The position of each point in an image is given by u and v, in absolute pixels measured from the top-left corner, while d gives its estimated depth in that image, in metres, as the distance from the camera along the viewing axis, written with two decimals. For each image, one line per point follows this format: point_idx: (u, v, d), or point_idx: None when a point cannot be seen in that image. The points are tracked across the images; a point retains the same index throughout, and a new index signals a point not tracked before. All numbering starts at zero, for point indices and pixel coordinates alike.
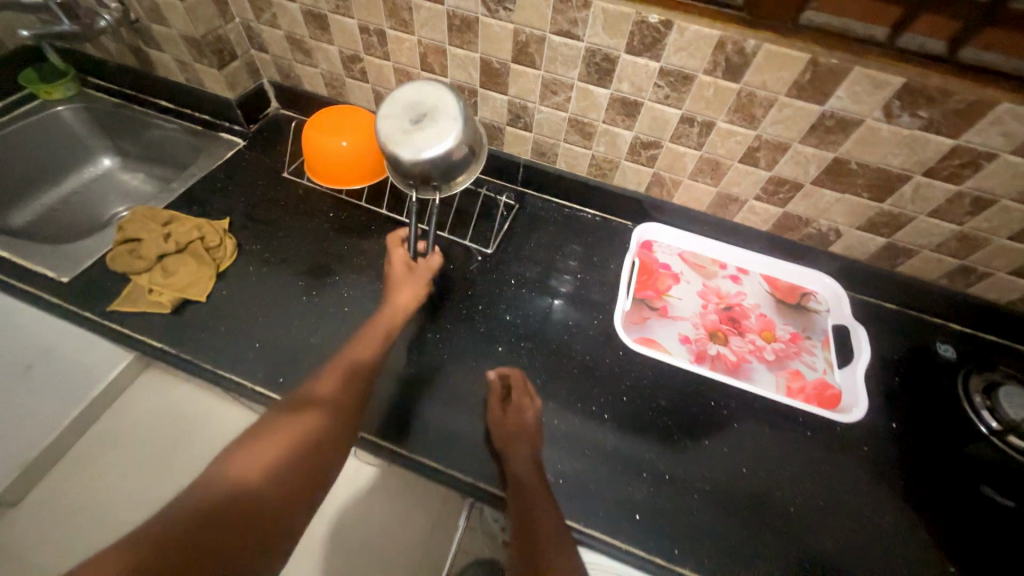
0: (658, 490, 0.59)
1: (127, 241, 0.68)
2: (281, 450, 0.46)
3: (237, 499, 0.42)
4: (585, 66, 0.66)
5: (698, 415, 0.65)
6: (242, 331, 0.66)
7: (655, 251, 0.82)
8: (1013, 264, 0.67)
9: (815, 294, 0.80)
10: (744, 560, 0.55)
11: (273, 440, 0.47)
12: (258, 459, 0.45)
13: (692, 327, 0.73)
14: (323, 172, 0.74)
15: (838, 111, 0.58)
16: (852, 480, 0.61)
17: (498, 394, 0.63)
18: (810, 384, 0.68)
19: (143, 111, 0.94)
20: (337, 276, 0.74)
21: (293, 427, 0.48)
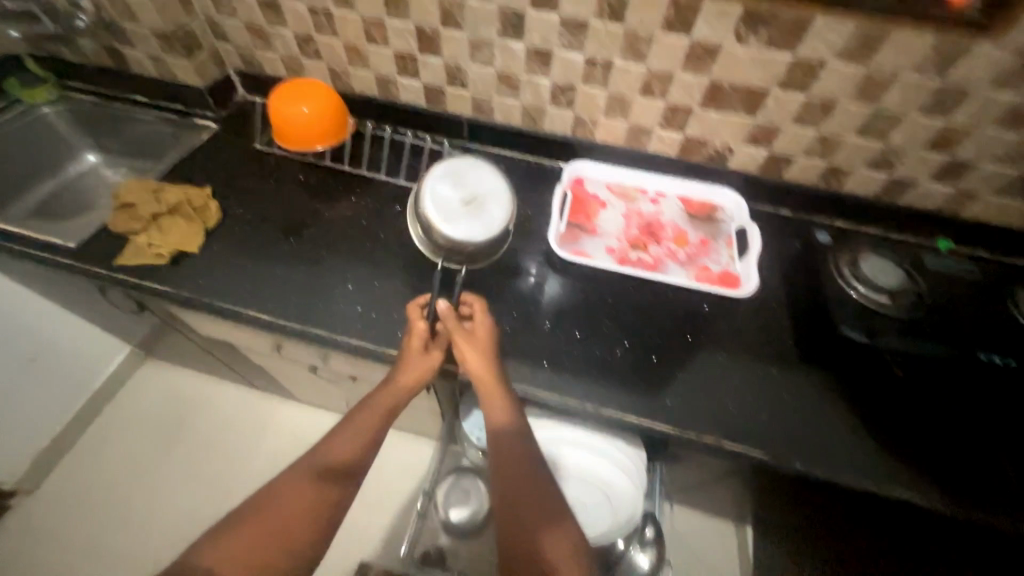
0: (591, 359, 0.74)
1: (126, 207, 0.80)
2: (299, 515, 0.58)
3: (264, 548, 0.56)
4: (502, 24, 0.79)
5: (620, 303, 0.80)
6: (234, 272, 0.78)
7: (586, 185, 0.95)
8: (867, 159, 0.82)
9: (722, 207, 0.93)
10: (654, 399, 0.71)
11: (293, 506, 0.59)
12: (280, 522, 0.57)
13: (616, 240, 0.87)
14: (290, 136, 0.87)
15: (702, 39, 0.73)
16: (743, 335, 0.78)
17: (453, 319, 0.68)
18: (714, 273, 0.83)
19: (121, 107, 1.04)
20: (310, 224, 0.86)
21: (314, 497, 0.60)
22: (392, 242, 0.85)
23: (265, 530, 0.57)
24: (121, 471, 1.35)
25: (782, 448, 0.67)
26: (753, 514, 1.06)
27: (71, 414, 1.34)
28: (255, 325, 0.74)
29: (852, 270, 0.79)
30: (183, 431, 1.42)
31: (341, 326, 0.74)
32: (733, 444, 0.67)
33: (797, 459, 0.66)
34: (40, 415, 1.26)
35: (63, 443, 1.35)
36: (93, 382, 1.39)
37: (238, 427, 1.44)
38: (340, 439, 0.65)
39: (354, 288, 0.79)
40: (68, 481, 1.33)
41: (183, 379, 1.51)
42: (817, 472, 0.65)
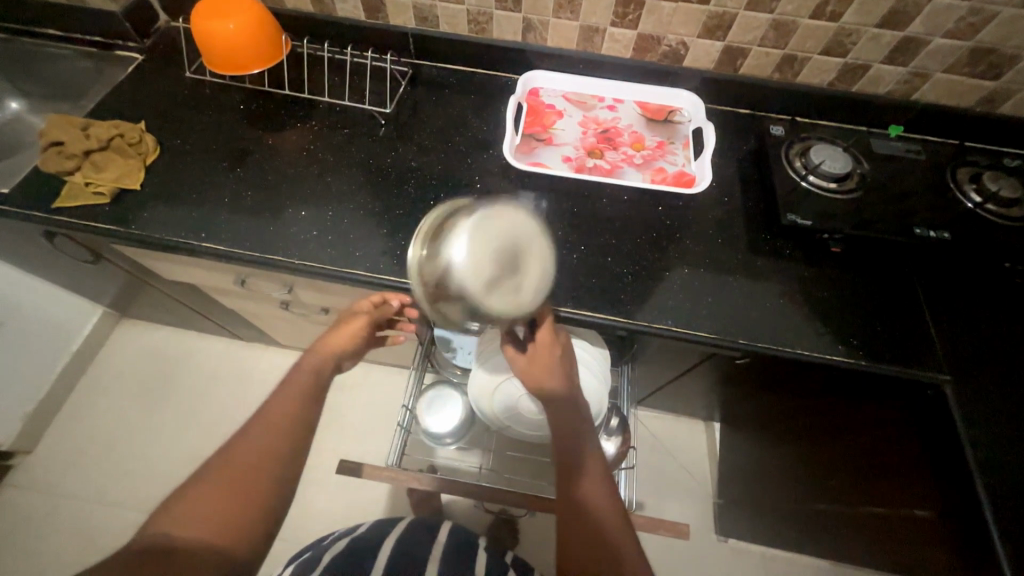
0: (550, 265, 0.75)
1: (53, 144, 0.75)
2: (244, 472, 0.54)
3: (210, 508, 0.50)
4: None
5: (578, 209, 0.80)
6: (179, 207, 0.76)
7: (542, 95, 0.92)
8: (821, 44, 0.80)
9: (679, 110, 0.91)
10: (612, 296, 0.73)
11: (238, 464, 0.54)
12: (228, 478, 0.53)
13: (573, 149, 0.86)
14: (220, 58, 0.80)
15: None
16: (694, 232, 0.80)
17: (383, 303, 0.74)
18: (670, 175, 0.83)
19: (35, 43, 0.96)
20: (256, 154, 0.83)
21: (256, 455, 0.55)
22: (343, 166, 0.83)
23: (210, 490, 0.51)
24: (114, 427, 1.38)
25: (728, 330, 0.72)
26: (717, 409, 1.14)
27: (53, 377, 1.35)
28: (209, 254, 0.73)
29: (804, 160, 0.80)
30: (170, 386, 1.44)
31: (299, 251, 0.74)
32: (686, 330, 0.71)
33: (742, 336, 0.71)
34: (21, 379, 1.27)
35: (51, 405, 1.37)
36: (71, 343, 1.39)
37: (224, 378, 1.46)
38: (279, 399, 0.62)
39: (308, 214, 0.78)
40: (62, 441, 1.35)
41: (163, 336, 1.51)
42: (759, 346, 0.71)
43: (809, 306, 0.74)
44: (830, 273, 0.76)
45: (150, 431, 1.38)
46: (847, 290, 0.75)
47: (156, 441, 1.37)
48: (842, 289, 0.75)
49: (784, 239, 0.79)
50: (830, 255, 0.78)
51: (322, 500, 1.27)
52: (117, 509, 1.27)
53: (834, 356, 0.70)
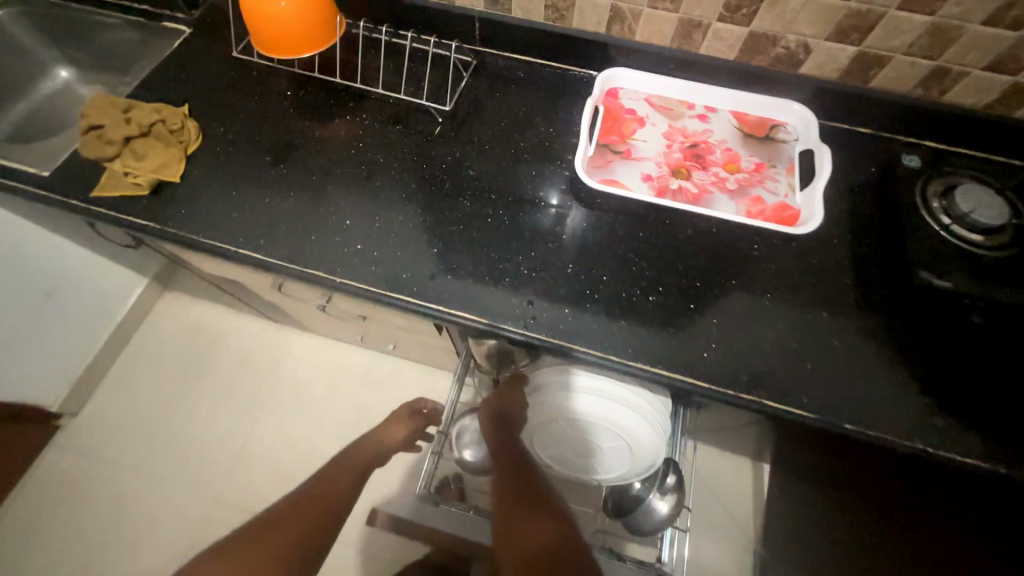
0: (620, 306, 0.65)
1: (93, 128, 0.70)
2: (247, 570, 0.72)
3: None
4: None
5: (660, 242, 0.70)
6: (216, 205, 0.70)
7: (621, 98, 0.80)
8: (988, 57, 0.64)
9: (784, 125, 0.77)
10: (690, 350, 0.63)
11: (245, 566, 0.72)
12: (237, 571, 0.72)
13: (655, 166, 0.74)
14: (268, 39, 0.73)
15: None
16: (793, 279, 0.68)
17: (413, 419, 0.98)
18: (770, 207, 0.70)
19: (83, 9, 0.90)
20: (301, 149, 0.76)
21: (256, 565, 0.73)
22: (395, 169, 0.75)
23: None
24: (153, 398, 1.41)
25: (832, 410, 0.60)
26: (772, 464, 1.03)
27: (99, 344, 1.38)
28: (247, 262, 0.67)
29: (944, 203, 0.65)
30: (206, 363, 1.45)
31: (339, 265, 0.67)
32: (779, 405, 0.60)
33: (848, 419, 0.59)
34: (69, 345, 1.30)
35: (97, 372, 1.40)
36: (119, 311, 1.41)
37: (259, 360, 1.45)
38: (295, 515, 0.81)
39: (354, 223, 0.70)
40: (105, 408, 1.39)
41: (203, 311, 1.52)
42: (871, 433, 0.58)
43: (939, 386, 0.60)
44: (970, 347, 0.62)
45: (185, 407, 1.39)
46: (993, 371, 0.61)
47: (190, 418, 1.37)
48: (988, 368, 0.61)
49: (908, 298, 0.66)
50: (969, 323, 0.63)
51: None
52: (152, 480, 1.30)
53: (986, 461, 0.56)
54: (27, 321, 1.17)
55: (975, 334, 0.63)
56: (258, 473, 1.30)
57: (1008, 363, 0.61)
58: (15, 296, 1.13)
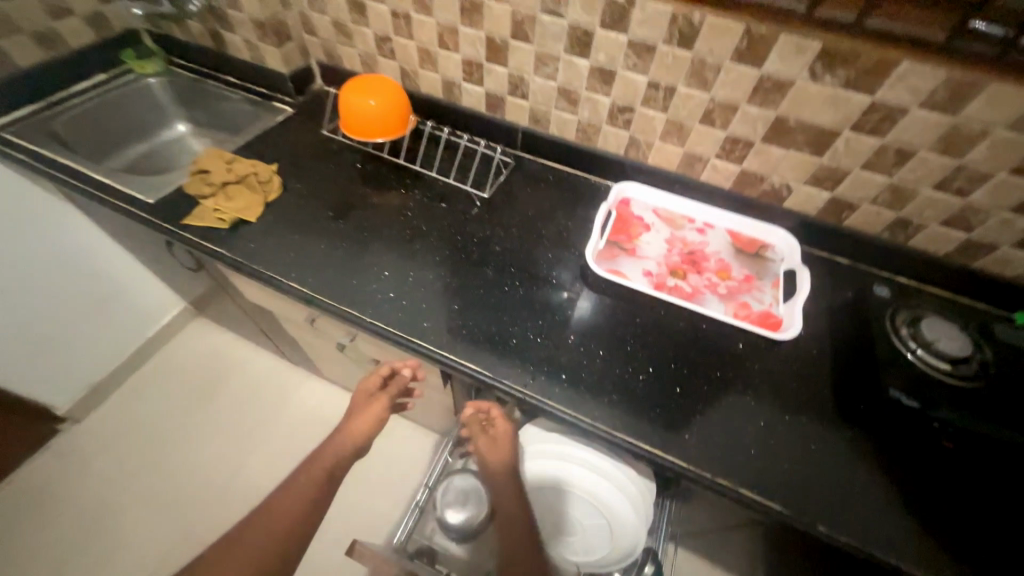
0: (610, 379, 0.72)
1: (200, 172, 0.88)
2: None
3: None
4: (570, 41, 0.80)
5: (653, 330, 0.78)
6: (280, 245, 0.84)
7: (632, 205, 0.94)
8: (941, 216, 0.75)
9: (772, 246, 0.89)
10: (672, 431, 0.67)
11: None
12: None
13: (656, 265, 0.85)
14: (353, 124, 0.93)
15: (774, 73, 0.70)
16: (772, 374, 0.74)
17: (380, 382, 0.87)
18: (754, 313, 0.79)
19: (214, 85, 1.14)
20: (359, 210, 0.91)
21: None
22: (433, 238, 0.88)
23: None
24: (159, 416, 1.46)
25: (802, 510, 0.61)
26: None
27: (124, 356, 1.48)
28: (296, 295, 0.79)
29: (912, 331, 0.71)
30: (218, 389, 1.51)
31: (370, 310, 0.77)
32: (749, 493, 0.62)
33: (819, 520, 0.60)
34: (98, 351, 1.40)
35: (113, 382, 1.48)
36: (152, 327, 1.53)
37: (267, 394, 1.50)
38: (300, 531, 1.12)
39: (390, 276, 0.82)
40: (113, 418, 1.45)
41: (229, 341, 1.62)
42: (838, 538, 0.59)
43: (908, 503, 0.62)
44: (928, 469, 0.64)
45: (184, 430, 1.43)
46: (948, 494, 0.62)
47: (186, 441, 1.41)
48: (942, 490, 0.63)
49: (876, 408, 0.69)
50: (929, 446, 0.66)
51: (321, 548, 1.27)
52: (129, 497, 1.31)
53: None
54: (70, 325, 1.30)
55: (934, 458, 0.65)
56: (233, 511, 1.28)
57: (968, 488, 0.63)
58: (64, 303, 1.26)
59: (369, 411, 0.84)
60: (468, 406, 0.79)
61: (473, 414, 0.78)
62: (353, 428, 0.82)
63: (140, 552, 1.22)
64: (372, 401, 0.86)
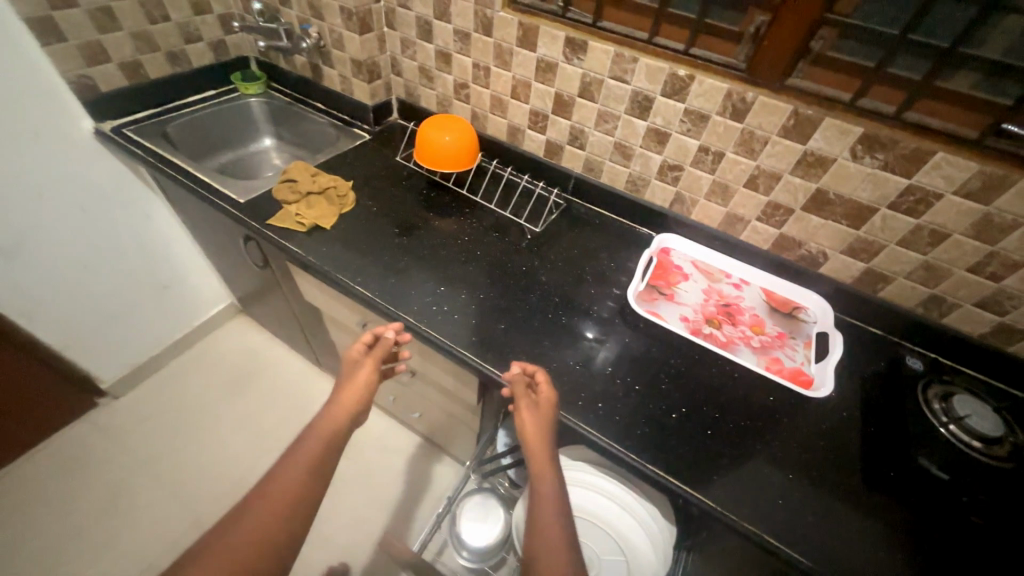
0: (642, 412, 0.75)
1: (289, 181, 0.98)
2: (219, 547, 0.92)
3: None
4: (631, 103, 0.90)
5: (686, 372, 0.81)
6: (349, 253, 0.92)
7: (672, 255, 1.00)
8: (975, 297, 0.79)
9: (805, 308, 0.93)
10: (700, 471, 0.69)
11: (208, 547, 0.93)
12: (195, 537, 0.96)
13: (692, 312, 0.89)
14: (426, 154, 1.03)
15: (817, 150, 0.77)
16: (801, 429, 0.76)
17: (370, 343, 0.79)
18: (786, 368, 0.82)
19: (304, 109, 1.29)
20: (421, 231, 0.99)
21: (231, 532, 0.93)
22: (486, 263, 0.95)
23: None
24: (191, 403, 1.52)
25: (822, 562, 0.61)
26: None
27: (167, 343, 1.56)
28: (360, 299, 0.86)
29: (945, 404, 0.74)
30: (250, 385, 1.57)
31: (423, 320, 0.83)
32: (776, 541, 0.63)
33: None
34: (149, 333, 1.48)
35: (155, 364, 1.56)
36: (196, 318, 1.62)
37: (295, 396, 1.55)
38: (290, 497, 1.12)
39: (444, 292, 0.89)
40: (148, 399, 1.51)
41: (266, 341, 1.70)
42: None
43: None
44: (959, 545, 0.64)
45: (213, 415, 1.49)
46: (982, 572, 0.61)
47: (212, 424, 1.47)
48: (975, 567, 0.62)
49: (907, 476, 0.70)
50: (962, 521, 0.66)
51: (325, 558, 1.26)
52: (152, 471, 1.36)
53: None
54: (131, 307, 1.39)
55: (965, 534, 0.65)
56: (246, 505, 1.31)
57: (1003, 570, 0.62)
58: (130, 285, 1.36)
59: (355, 379, 0.75)
60: (513, 365, 0.73)
61: (517, 373, 0.72)
62: (345, 397, 0.73)
63: (156, 525, 1.26)
64: (357, 368, 0.76)
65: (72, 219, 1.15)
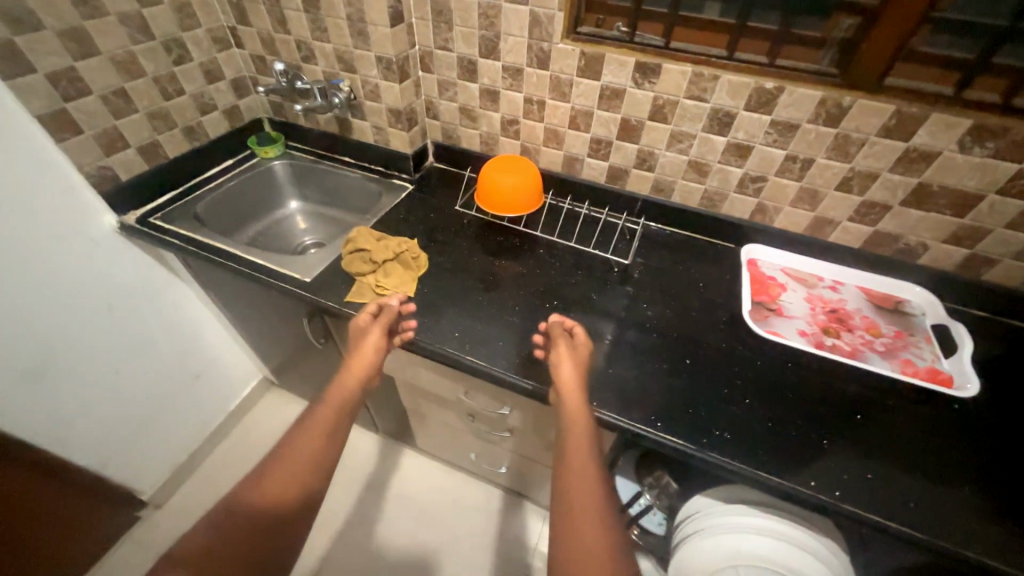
0: (803, 441, 0.71)
1: (358, 251, 0.91)
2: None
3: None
4: (709, 121, 0.87)
5: (828, 388, 0.78)
6: (440, 318, 0.85)
7: (761, 266, 0.98)
8: None
9: (908, 300, 0.92)
10: (891, 500, 0.65)
11: None
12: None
13: (807, 324, 0.87)
14: (493, 200, 0.97)
15: (920, 146, 0.76)
16: (965, 429, 0.72)
17: (372, 312, 0.78)
18: (922, 369, 0.80)
19: (332, 165, 1.21)
20: (506, 281, 0.93)
21: None
22: (582, 304, 0.90)
23: None
24: (221, 452, 1.49)
25: (915, 525, 0.62)
26: None
27: (203, 438, 1.42)
28: (478, 373, 0.78)
29: None
30: None
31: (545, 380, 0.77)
32: (994, 560, 0.59)
33: None
34: (186, 427, 1.35)
35: (194, 459, 1.42)
36: (229, 404, 1.49)
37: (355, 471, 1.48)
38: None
39: None
40: (192, 501, 1.37)
41: None
42: None
43: None
44: None
45: (243, 460, 1.46)
46: None
47: (237, 467, 1.45)
48: None
49: None
50: None
51: None
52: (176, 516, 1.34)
53: None
54: (163, 407, 1.25)
55: None
56: None
57: None
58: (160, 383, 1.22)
59: (363, 346, 0.74)
60: (553, 317, 0.79)
61: (557, 323, 0.77)
62: (355, 366, 0.72)
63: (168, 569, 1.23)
64: (366, 333, 0.76)
65: (101, 325, 1.03)
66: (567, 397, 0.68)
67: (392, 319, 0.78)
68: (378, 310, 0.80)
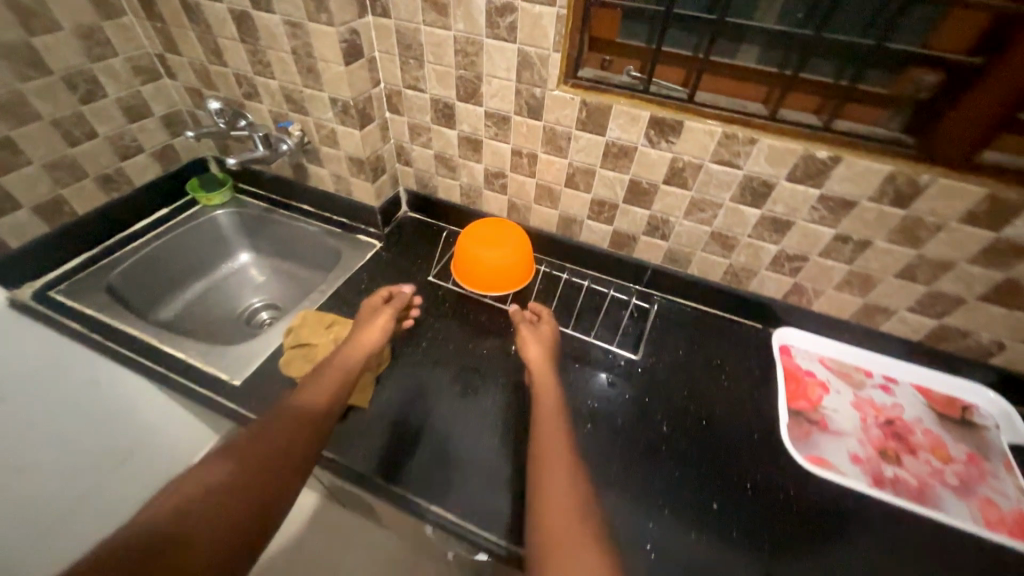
0: None
1: (299, 345, 0.73)
2: None
3: None
4: (740, 190, 0.70)
5: (900, 543, 0.60)
6: (400, 437, 0.67)
7: (795, 356, 0.82)
8: None
9: (976, 407, 0.75)
10: None
11: None
12: None
13: (859, 444, 0.70)
14: (475, 277, 0.80)
15: (1014, 237, 0.59)
16: None
17: (382, 298, 0.75)
18: (1009, 516, 0.63)
19: (288, 215, 1.03)
20: (487, 378, 0.75)
21: None
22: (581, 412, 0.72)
23: None
24: None
25: None
26: None
27: None
28: (444, 529, 0.60)
29: None
30: None
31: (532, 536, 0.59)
32: None
33: None
34: None
35: None
36: None
37: None
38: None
39: None
40: None
41: None
42: None
43: None
44: None
45: None
46: None
47: None
48: None
49: None
50: None
51: None
52: None
53: None
54: None
55: None
56: None
57: None
58: None
59: (371, 325, 0.69)
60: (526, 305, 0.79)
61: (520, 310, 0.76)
62: (360, 340, 0.67)
63: None
64: (375, 314, 0.72)
65: None
66: (535, 374, 0.65)
67: (400, 303, 0.75)
68: (390, 297, 0.77)
